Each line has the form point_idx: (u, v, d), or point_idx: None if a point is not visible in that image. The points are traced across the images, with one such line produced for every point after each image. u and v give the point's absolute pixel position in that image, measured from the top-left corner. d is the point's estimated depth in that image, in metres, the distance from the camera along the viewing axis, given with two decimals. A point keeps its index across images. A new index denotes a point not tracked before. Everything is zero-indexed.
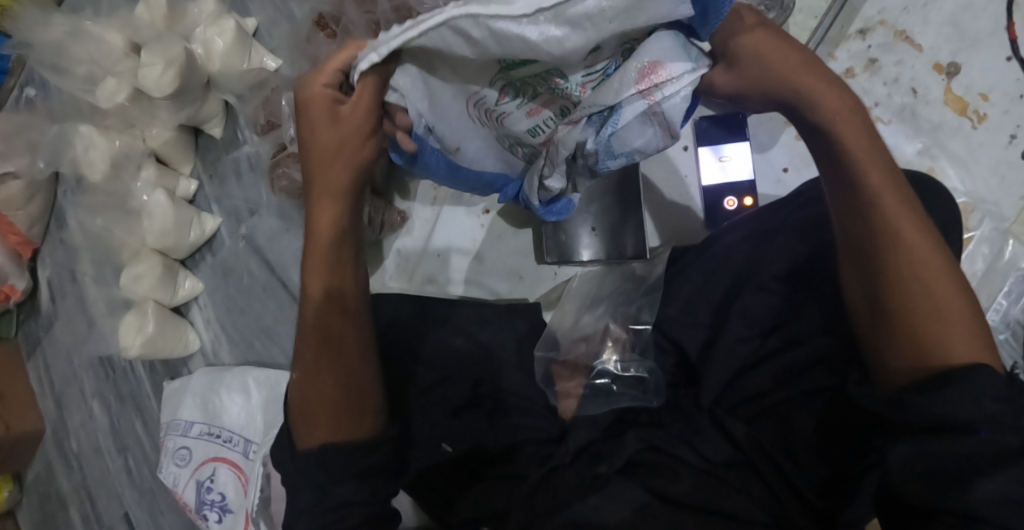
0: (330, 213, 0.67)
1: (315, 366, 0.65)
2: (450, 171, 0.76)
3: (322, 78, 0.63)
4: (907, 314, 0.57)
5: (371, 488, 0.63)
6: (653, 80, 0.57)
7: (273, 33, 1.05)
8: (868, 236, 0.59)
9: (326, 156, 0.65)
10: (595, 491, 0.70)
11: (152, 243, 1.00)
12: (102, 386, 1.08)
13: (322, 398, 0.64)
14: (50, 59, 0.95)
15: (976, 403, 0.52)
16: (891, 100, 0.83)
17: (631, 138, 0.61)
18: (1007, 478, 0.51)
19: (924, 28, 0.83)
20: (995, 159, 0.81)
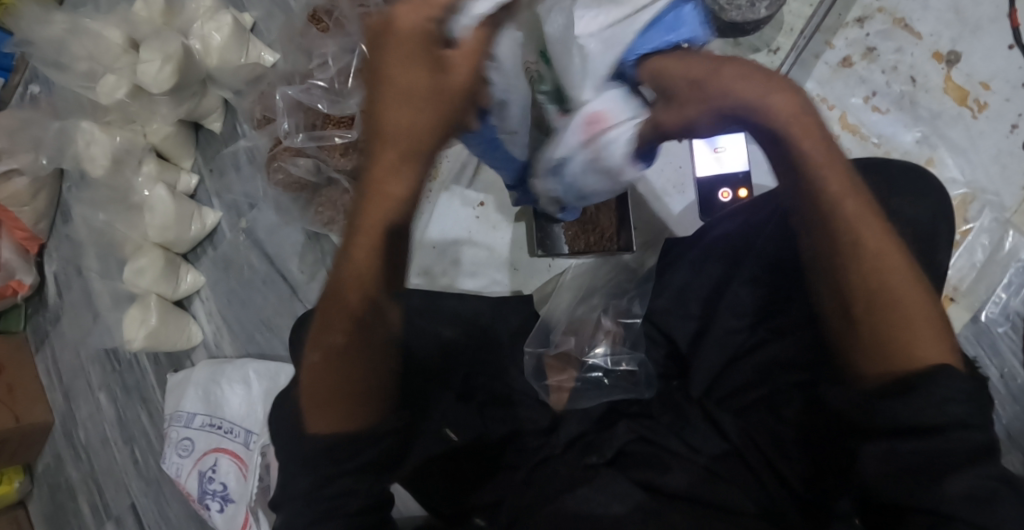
0: (399, 180, 0.56)
1: (342, 351, 0.60)
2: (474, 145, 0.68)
3: (424, 10, 0.53)
4: (878, 314, 0.58)
5: (372, 479, 0.60)
6: (597, 128, 0.61)
7: (271, 28, 1.05)
8: (833, 242, 0.60)
9: (405, 101, 0.55)
10: (586, 481, 0.68)
11: (154, 237, 1.02)
12: (109, 378, 1.10)
13: (329, 381, 0.60)
14: (51, 56, 0.96)
15: (944, 405, 0.54)
16: (890, 88, 0.82)
17: (585, 181, 0.66)
18: (973, 478, 0.52)
19: (924, 15, 0.81)
20: (995, 148, 0.79)
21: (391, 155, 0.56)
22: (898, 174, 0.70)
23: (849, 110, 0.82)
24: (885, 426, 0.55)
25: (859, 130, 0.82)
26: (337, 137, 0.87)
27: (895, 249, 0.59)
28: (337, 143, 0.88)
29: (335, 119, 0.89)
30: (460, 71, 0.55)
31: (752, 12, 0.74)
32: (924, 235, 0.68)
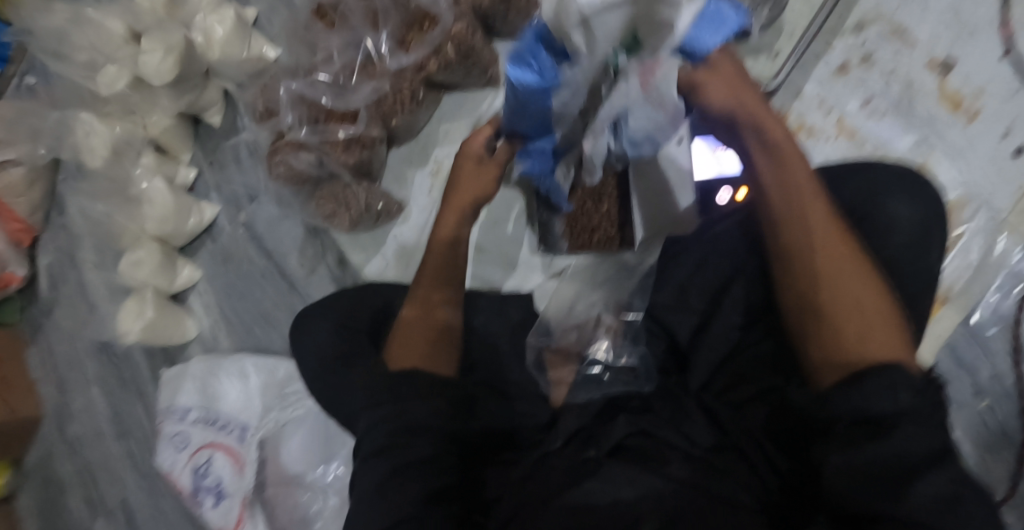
0: (455, 218, 0.79)
1: (415, 320, 0.75)
2: (521, 91, 0.60)
3: (479, 137, 0.79)
4: (841, 311, 0.61)
5: (401, 462, 0.63)
6: (653, 76, 0.58)
7: (274, 21, 1.06)
8: (800, 247, 0.64)
9: (461, 202, 0.80)
10: (588, 475, 0.70)
11: (151, 230, 1.01)
12: (105, 370, 1.10)
13: (422, 338, 0.73)
14: (53, 46, 0.96)
15: (892, 395, 0.55)
16: (888, 92, 0.84)
17: (642, 122, 0.65)
18: (935, 479, 0.52)
19: (921, 21, 0.83)
20: (991, 151, 0.81)
21: (455, 213, 0.79)
22: (889, 176, 0.72)
23: (845, 116, 0.84)
24: (844, 421, 0.57)
25: (856, 133, 0.84)
26: (341, 131, 0.89)
27: (848, 249, 0.63)
28: (341, 138, 0.89)
29: (337, 115, 0.90)
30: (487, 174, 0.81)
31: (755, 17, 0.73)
32: (914, 233, 0.69)
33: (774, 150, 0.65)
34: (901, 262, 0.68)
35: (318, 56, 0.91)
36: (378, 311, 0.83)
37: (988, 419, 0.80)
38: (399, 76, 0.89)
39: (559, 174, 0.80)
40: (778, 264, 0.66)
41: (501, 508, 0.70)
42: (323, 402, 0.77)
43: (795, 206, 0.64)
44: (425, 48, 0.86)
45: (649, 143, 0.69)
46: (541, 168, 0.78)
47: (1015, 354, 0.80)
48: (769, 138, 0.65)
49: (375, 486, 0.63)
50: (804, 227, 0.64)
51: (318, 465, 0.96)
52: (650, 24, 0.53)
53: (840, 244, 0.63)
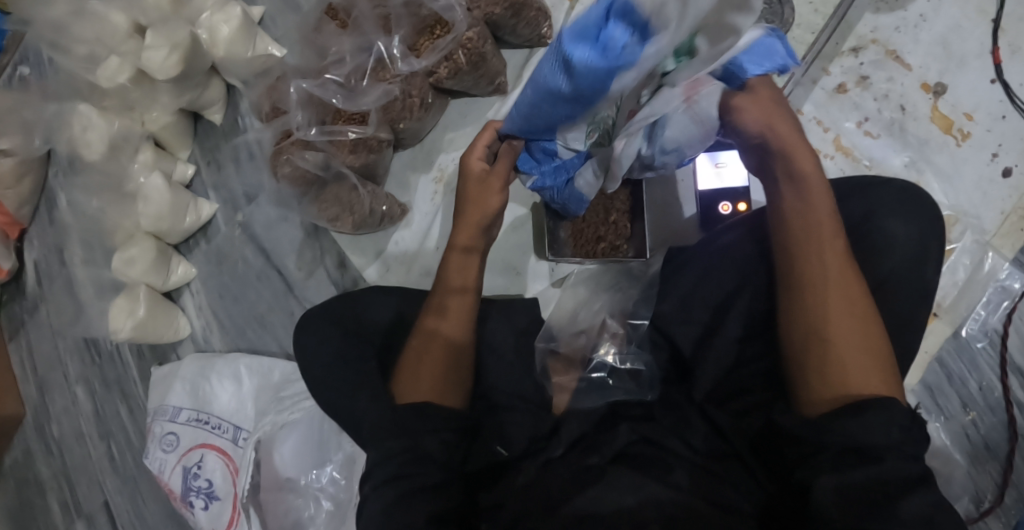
0: (467, 236, 0.80)
1: (428, 347, 0.73)
2: (581, 75, 0.52)
3: (477, 153, 0.78)
4: (843, 339, 0.63)
5: (404, 489, 0.64)
6: (696, 90, 0.62)
7: (278, 22, 1.05)
8: (806, 275, 0.66)
9: (471, 228, 0.80)
10: (592, 483, 0.71)
11: (147, 226, 0.99)
12: (88, 371, 1.07)
13: (430, 371, 0.72)
14: (50, 36, 0.92)
15: (885, 429, 0.58)
16: (881, 115, 0.87)
17: (677, 134, 0.67)
18: (916, 504, 0.56)
19: (914, 48, 0.86)
20: (979, 175, 0.84)
21: (464, 239, 0.80)
22: (890, 195, 0.74)
23: (843, 133, 0.87)
24: (837, 448, 0.59)
25: (852, 153, 0.87)
26: (349, 133, 0.89)
27: (852, 280, 0.66)
28: (348, 139, 0.89)
29: (346, 116, 0.90)
30: (494, 200, 0.79)
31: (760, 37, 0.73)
32: (914, 249, 0.72)
33: (795, 178, 0.68)
34: (899, 277, 0.70)
35: (327, 59, 0.91)
36: (388, 319, 0.83)
37: (973, 431, 0.83)
38: (409, 81, 0.90)
39: (580, 184, 0.75)
40: (783, 288, 0.68)
41: (503, 515, 0.70)
42: (325, 409, 0.77)
43: (811, 232, 0.67)
44: (436, 54, 0.87)
45: (676, 155, 0.69)
46: (557, 179, 0.74)
47: (999, 369, 0.83)
48: (788, 157, 0.68)
49: (380, 515, 0.63)
50: (815, 253, 0.66)
51: (311, 470, 0.94)
52: (717, 26, 0.53)
53: (847, 275, 0.65)
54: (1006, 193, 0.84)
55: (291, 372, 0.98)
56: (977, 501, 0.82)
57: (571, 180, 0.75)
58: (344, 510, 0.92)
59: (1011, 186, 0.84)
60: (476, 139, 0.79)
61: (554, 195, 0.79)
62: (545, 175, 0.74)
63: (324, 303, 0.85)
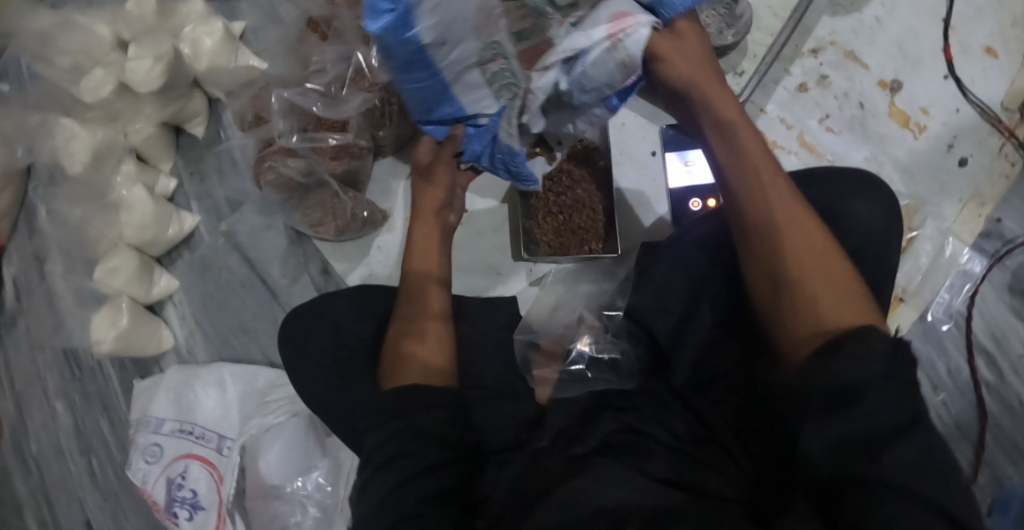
0: (424, 232, 0.81)
1: (403, 355, 0.72)
2: (393, 42, 0.57)
3: (424, 147, 0.78)
4: (818, 292, 0.63)
5: (401, 468, 0.64)
6: (620, 26, 0.66)
7: (260, 37, 1.08)
8: (772, 239, 0.66)
9: (428, 224, 0.81)
10: (578, 474, 0.68)
11: (129, 237, 0.99)
12: (68, 385, 1.06)
13: (413, 375, 0.70)
14: (35, 48, 0.95)
15: (867, 365, 0.56)
16: (842, 112, 0.90)
17: (599, 73, 0.67)
18: (907, 443, 0.54)
19: (871, 48, 0.91)
20: (936, 165, 0.89)
21: (426, 228, 0.81)
22: (846, 181, 0.75)
23: (806, 130, 0.90)
24: (821, 394, 0.57)
25: (815, 149, 0.90)
26: (331, 139, 0.89)
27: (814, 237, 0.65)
28: (330, 145, 0.90)
29: (327, 123, 0.91)
30: (440, 185, 0.80)
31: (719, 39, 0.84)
32: (876, 237, 0.71)
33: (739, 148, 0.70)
34: (862, 258, 0.70)
35: (310, 69, 0.92)
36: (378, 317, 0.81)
37: (944, 412, 0.86)
38: (387, 88, 0.91)
39: (505, 138, 0.71)
40: (747, 255, 0.68)
41: (490, 508, 0.68)
42: (320, 413, 0.78)
43: (764, 200, 0.67)
44: None
45: (596, 91, 0.70)
46: (481, 141, 0.72)
47: (966, 350, 0.86)
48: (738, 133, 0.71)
49: (380, 500, 0.63)
50: (767, 217, 0.67)
51: (298, 475, 0.92)
52: None
53: (806, 233, 0.65)
54: (963, 182, 0.88)
55: (277, 379, 0.98)
56: None
57: (495, 136, 0.71)
58: (331, 515, 0.92)
59: (967, 176, 0.88)
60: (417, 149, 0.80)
61: (494, 165, 0.77)
62: (472, 139, 0.72)
63: (298, 308, 0.84)
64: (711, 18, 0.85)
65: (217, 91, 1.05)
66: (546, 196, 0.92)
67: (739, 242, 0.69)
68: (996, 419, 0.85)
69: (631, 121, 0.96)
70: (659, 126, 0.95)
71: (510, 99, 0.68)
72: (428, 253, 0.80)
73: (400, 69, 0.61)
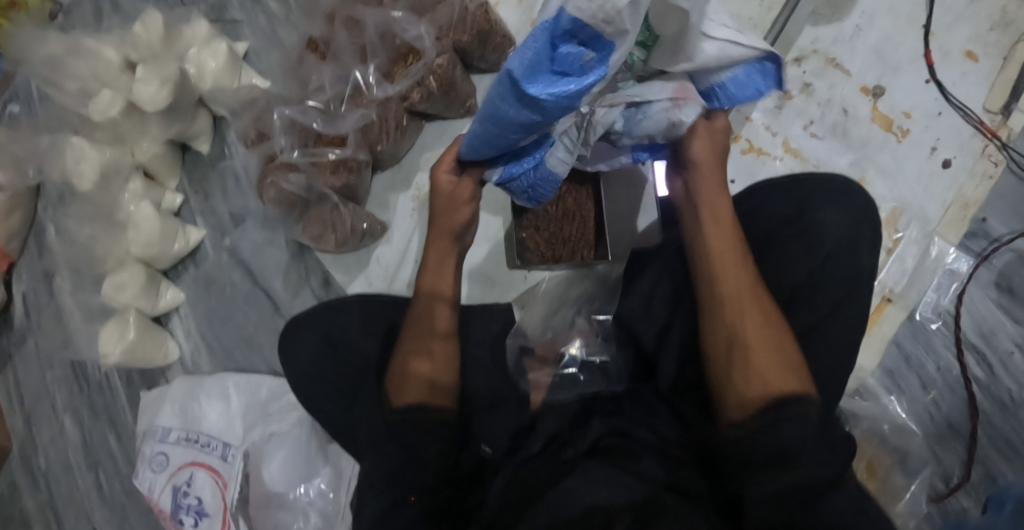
0: (436, 254, 0.81)
1: (408, 368, 0.74)
2: (548, 109, 0.60)
3: (443, 167, 0.79)
4: (765, 354, 0.66)
5: (395, 495, 0.67)
6: (684, 96, 0.67)
7: (262, 57, 1.11)
8: (724, 300, 0.69)
9: (441, 243, 0.82)
10: (567, 475, 0.71)
11: (136, 253, 1.03)
12: (75, 400, 1.09)
13: (415, 388, 0.73)
14: (44, 73, 0.98)
15: (802, 432, 0.62)
16: (825, 118, 0.93)
17: (649, 124, 0.68)
18: (832, 502, 0.60)
19: (852, 56, 0.93)
20: (919, 168, 0.91)
21: (440, 248, 0.82)
22: (819, 192, 0.77)
23: (790, 137, 0.93)
24: (761, 457, 0.62)
25: (800, 155, 0.93)
26: (331, 153, 0.92)
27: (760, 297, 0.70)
28: (329, 160, 0.92)
29: (327, 139, 0.94)
30: (460, 204, 0.80)
31: None
32: (846, 242, 0.74)
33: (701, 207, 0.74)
34: (834, 264, 0.73)
35: (309, 88, 0.94)
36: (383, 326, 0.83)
37: (935, 410, 0.87)
38: (385, 105, 0.94)
39: (551, 164, 0.71)
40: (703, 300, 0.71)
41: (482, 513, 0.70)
42: (327, 427, 0.80)
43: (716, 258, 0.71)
44: (408, 80, 0.91)
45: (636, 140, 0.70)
46: (520, 165, 0.72)
47: (956, 350, 0.87)
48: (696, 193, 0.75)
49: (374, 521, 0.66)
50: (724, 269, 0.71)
51: (303, 480, 0.94)
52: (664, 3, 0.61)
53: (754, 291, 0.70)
54: (947, 183, 0.90)
55: (279, 388, 1.00)
56: (946, 477, 0.85)
57: (540, 160, 0.71)
58: (332, 523, 0.93)
59: (951, 177, 0.90)
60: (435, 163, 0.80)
61: (518, 190, 0.76)
62: (508, 161, 0.73)
63: (296, 320, 0.86)
64: None
65: (221, 110, 1.08)
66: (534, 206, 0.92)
67: (699, 295, 0.72)
68: (987, 417, 0.86)
69: None
70: None
71: (553, 134, 0.70)
72: (444, 271, 0.81)
73: (514, 135, 0.65)
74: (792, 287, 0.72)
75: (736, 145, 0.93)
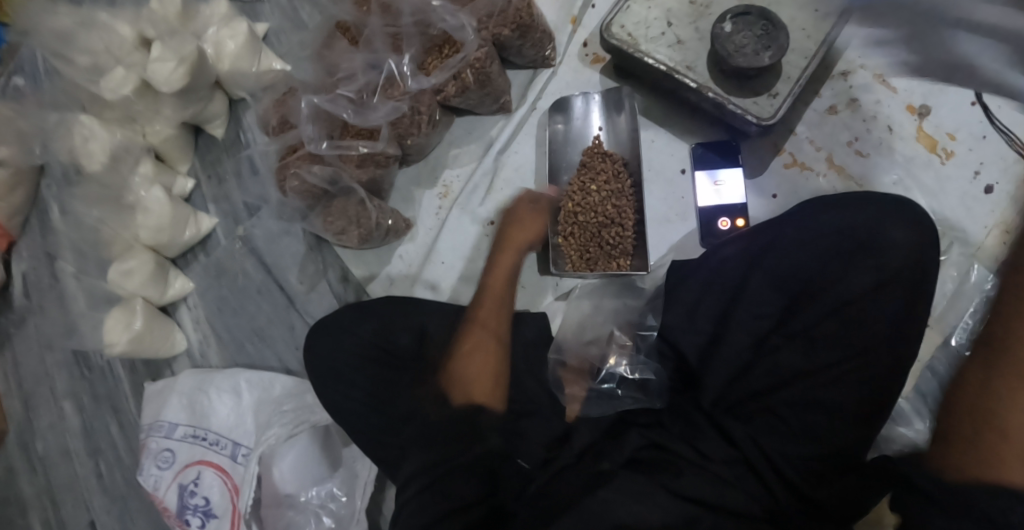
0: (507, 262, 0.85)
1: (462, 375, 0.77)
2: None
3: (528, 197, 0.90)
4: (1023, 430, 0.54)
5: (441, 498, 0.67)
6: None
7: (282, 40, 1.06)
8: None
9: (515, 250, 0.86)
10: (602, 485, 0.65)
11: (145, 239, 0.98)
12: (77, 386, 1.05)
13: (472, 390, 0.77)
14: (56, 47, 0.94)
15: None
16: (870, 135, 0.91)
17: None
18: None
19: (899, 72, 0.92)
20: (962, 191, 0.89)
21: (506, 255, 0.85)
22: (885, 206, 0.75)
23: (834, 152, 0.91)
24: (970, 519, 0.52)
25: (843, 171, 0.91)
26: (359, 147, 0.88)
27: None
28: (357, 153, 0.88)
29: (355, 131, 0.90)
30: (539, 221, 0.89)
31: (755, 60, 0.82)
32: (908, 260, 0.72)
33: None
34: (901, 281, 0.72)
35: (337, 76, 0.91)
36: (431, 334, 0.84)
37: None
38: (417, 98, 0.89)
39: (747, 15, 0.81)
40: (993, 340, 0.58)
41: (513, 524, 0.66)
42: (344, 425, 0.79)
43: None
44: (446, 73, 0.88)
45: None
46: None
47: None
48: None
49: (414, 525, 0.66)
50: None
51: (311, 486, 0.91)
52: None
53: None
54: (989, 208, 0.88)
55: (295, 387, 0.97)
56: None
57: None
58: (346, 526, 0.91)
59: (992, 202, 0.88)
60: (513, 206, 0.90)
61: None
62: None
63: (318, 323, 0.85)
64: (749, 38, 0.83)
65: (238, 92, 1.04)
66: (572, 210, 0.95)
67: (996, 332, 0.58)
68: None
69: (660, 138, 0.96)
70: (688, 143, 0.94)
71: None
72: (506, 277, 0.84)
73: None
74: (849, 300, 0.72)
75: (778, 158, 0.92)
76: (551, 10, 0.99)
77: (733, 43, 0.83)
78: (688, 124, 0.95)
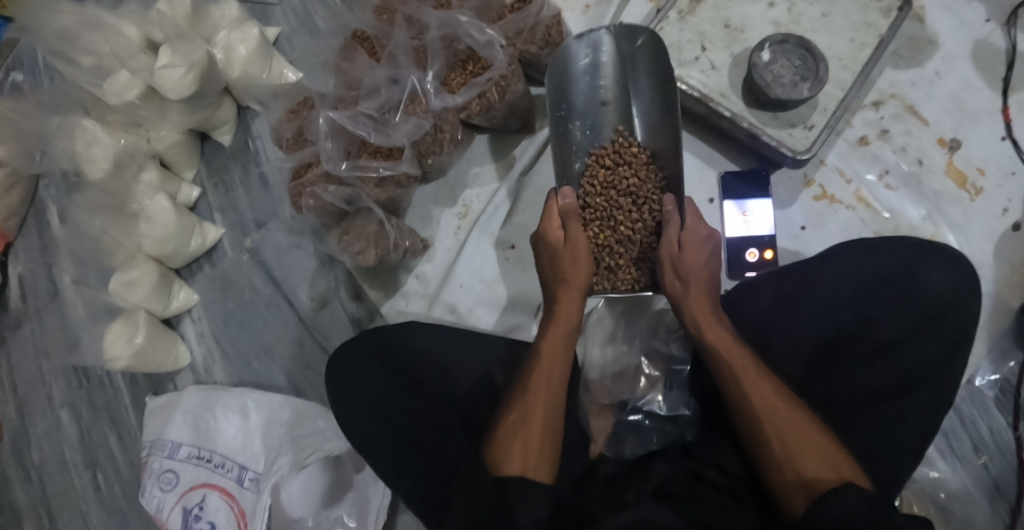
0: (569, 305, 0.79)
1: (513, 431, 0.70)
2: None
3: (554, 221, 0.83)
4: None
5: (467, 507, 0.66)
6: None
7: (294, 44, 1.02)
8: None
9: (568, 294, 0.80)
10: (623, 509, 0.68)
11: (149, 249, 0.94)
12: (74, 395, 1.01)
13: (520, 445, 0.68)
14: (55, 46, 0.87)
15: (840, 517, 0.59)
16: (900, 168, 0.90)
17: None
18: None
19: (931, 103, 0.90)
20: (989, 228, 0.88)
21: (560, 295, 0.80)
22: (915, 250, 0.76)
23: (864, 185, 0.90)
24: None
25: (871, 204, 0.89)
26: (378, 168, 0.85)
27: None
28: (376, 175, 0.85)
29: (372, 149, 0.86)
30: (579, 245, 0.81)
31: (793, 92, 0.79)
32: (940, 301, 0.73)
33: None
34: (934, 326, 0.72)
35: (358, 91, 0.87)
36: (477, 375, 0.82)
37: (984, 477, 0.85)
38: (441, 116, 0.86)
39: None
40: None
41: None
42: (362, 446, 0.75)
43: None
44: (471, 91, 0.84)
45: None
46: None
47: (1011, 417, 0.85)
48: None
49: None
50: None
51: (320, 511, 0.89)
52: None
53: None
54: (1015, 247, 0.87)
55: (302, 411, 0.92)
56: None
57: None
58: None
59: (1020, 239, 0.87)
60: (547, 224, 0.83)
61: None
62: None
63: (348, 343, 0.82)
64: (784, 68, 0.81)
65: (249, 99, 0.99)
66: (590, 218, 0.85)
67: None
68: None
69: (688, 164, 0.93)
70: (715, 171, 0.92)
71: None
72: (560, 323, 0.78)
73: None
74: (884, 343, 0.73)
75: (807, 190, 0.90)
76: (579, 27, 0.96)
77: (770, 73, 0.81)
78: (718, 151, 0.92)
